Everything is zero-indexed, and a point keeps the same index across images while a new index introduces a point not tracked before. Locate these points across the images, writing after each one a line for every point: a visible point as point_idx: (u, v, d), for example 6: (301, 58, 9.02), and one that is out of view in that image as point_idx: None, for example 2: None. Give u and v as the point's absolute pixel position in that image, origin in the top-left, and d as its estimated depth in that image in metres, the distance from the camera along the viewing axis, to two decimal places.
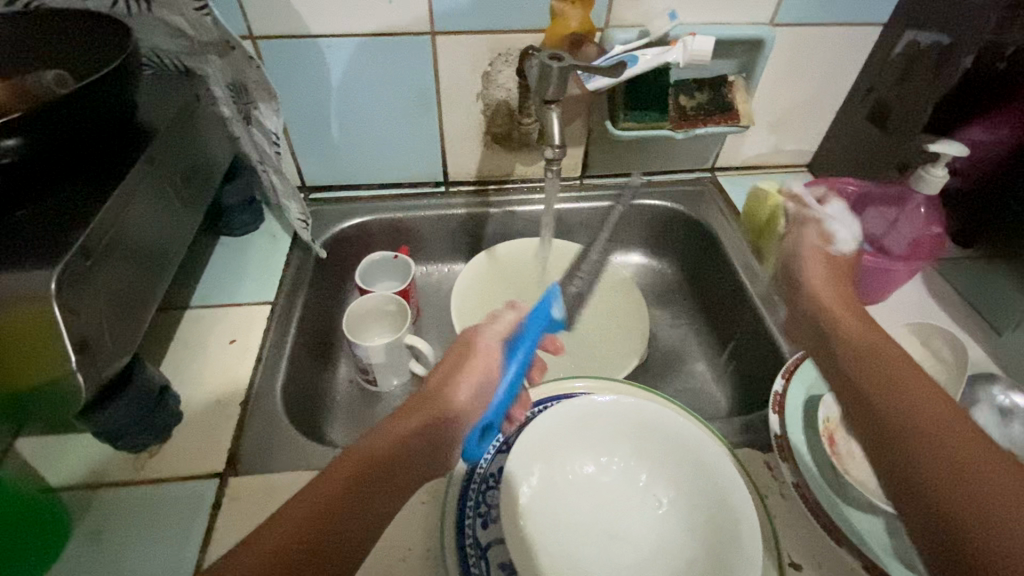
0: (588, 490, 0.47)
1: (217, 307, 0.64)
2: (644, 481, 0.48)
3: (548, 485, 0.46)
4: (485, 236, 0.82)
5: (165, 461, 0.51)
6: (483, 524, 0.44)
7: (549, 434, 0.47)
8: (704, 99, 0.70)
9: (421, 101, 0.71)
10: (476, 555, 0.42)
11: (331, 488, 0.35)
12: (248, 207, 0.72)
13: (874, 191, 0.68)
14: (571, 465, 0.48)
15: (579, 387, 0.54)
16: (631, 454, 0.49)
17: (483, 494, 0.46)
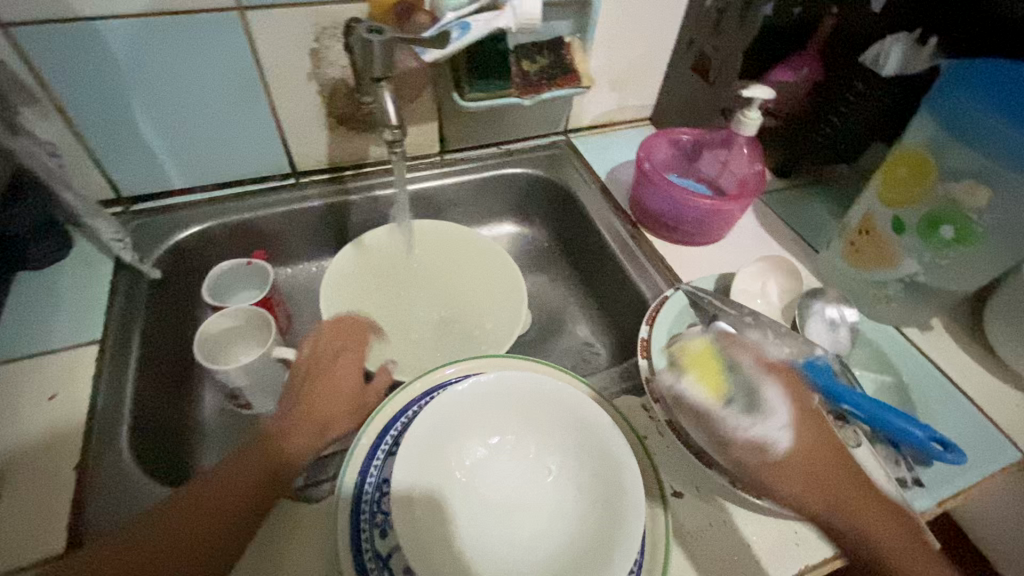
0: (483, 474, 0.46)
1: (25, 359, 0.54)
2: (533, 451, 0.48)
3: (444, 481, 0.44)
4: (349, 226, 0.78)
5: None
6: (382, 533, 0.42)
7: (438, 425, 0.45)
8: (545, 63, 0.71)
9: (243, 85, 0.63)
10: (378, 567, 0.41)
11: (218, 480, 0.40)
12: (48, 234, 0.60)
13: (706, 137, 0.75)
14: (463, 451, 0.46)
15: (452, 373, 0.53)
16: (519, 427, 0.48)
17: (378, 504, 0.44)
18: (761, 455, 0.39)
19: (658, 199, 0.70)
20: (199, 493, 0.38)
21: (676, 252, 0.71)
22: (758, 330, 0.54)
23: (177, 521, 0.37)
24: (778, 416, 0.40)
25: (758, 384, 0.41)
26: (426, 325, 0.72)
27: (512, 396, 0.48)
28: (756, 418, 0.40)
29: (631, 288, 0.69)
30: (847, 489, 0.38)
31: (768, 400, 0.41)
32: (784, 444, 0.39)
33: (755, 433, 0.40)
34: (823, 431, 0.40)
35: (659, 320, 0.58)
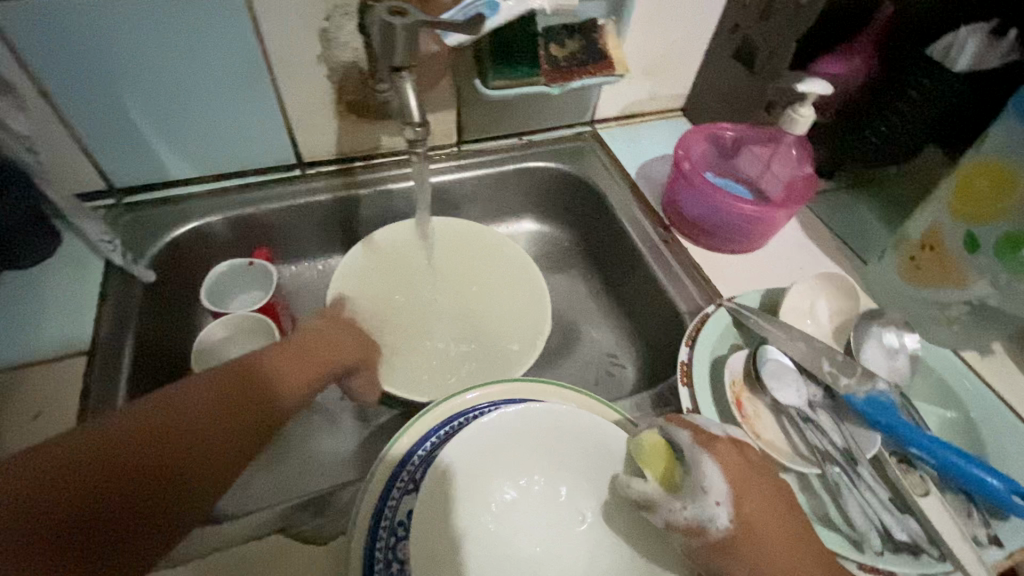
0: (512, 519, 0.41)
1: (8, 370, 0.49)
2: (565, 494, 0.42)
3: (467, 527, 0.39)
4: (358, 222, 0.73)
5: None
6: None
7: (463, 461, 0.40)
8: (576, 48, 0.64)
9: (245, 69, 0.57)
10: None
11: (219, 388, 0.39)
12: (35, 232, 0.53)
13: (750, 133, 0.69)
14: (489, 492, 0.41)
15: (474, 399, 0.48)
16: (550, 465, 0.43)
17: (393, 549, 0.39)
18: (698, 537, 0.37)
19: (695, 201, 0.64)
20: (202, 391, 0.38)
21: (712, 260, 0.66)
22: (811, 357, 0.49)
23: (176, 415, 0.36)
24: (715, 493, 0.38)
25: (698, 457, 0.39)
26: (441, 330, 0.66)
27: (543, 429, 0.43)
28: (690, 498, 0.38)
29: (663, 299, 0.64)
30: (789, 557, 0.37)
31: (703, 475, 0.38)
32: (722, 522, 0.37)
33: (687, 516, 0.37)
34: (760, 500, 0.39)
35: (700, 341, 0.52)
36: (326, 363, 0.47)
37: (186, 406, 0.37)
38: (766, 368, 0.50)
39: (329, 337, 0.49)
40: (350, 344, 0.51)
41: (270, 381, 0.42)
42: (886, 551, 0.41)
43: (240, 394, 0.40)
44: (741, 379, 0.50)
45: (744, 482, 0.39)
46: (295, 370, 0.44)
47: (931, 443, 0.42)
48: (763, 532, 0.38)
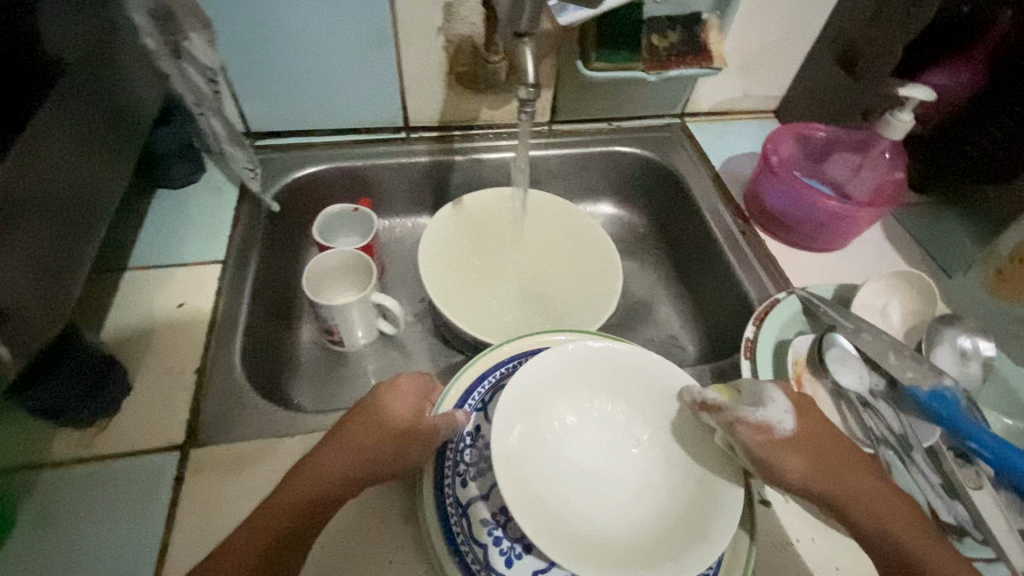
0: (570, 442, 0.45)
1: (159, 268, 0.59)
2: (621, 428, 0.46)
3: (532, 437, 0.44)
4: (450, 186, 0.79)
5: (113, 438, 0.47)
6: (463, 481, 0.44)
7: (532, 386, 0.45)
8: (677, 39, 0.68)
9: (375, 35, 0.64)
10: (456, 513, 0.43)
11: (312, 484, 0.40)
12: (186, 155, 0.65)
13: (842, 138, 0.70)
14: (551, 414, 0.45)
15: (563, 340, 0.53)
16: (608, 401, 0.47)
17: (462, 453, 0.45)
18: (767, 433, 0.40)
19: (778, 195, 0.66)
20: (292, 489, 0.40)
21: (788, 256, 0.67)
22: (879, 348, 0.50)
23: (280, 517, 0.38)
24: (781, 403, 0.42)
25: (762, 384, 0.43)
26: (512, 291, 0.72)
27: (606, 369, 0.47)
28: (760, 406, 0.41)
29: (734, 286, 0.66)
30: (858, 483, 0.41)
31: (767, 393, 0.42)
32: (788, 426, 0.41)
33: (760, 418, 0.41)
34: (817, 421, 0.43)
35: (768, 322, 0.55)
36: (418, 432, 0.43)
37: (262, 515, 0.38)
38: (830, 353, 0.52)
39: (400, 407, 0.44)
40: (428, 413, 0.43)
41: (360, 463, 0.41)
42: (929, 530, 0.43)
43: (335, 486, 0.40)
44: (804, 360, 0.52)
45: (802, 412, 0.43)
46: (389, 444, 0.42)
47: (985, 435, 0.43)
48: (828, 457, 0.41)
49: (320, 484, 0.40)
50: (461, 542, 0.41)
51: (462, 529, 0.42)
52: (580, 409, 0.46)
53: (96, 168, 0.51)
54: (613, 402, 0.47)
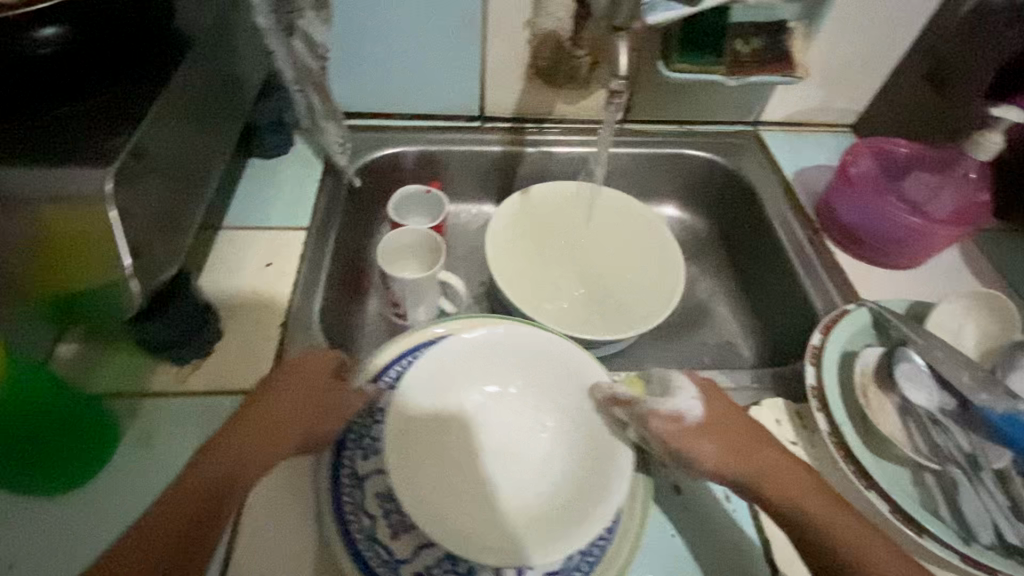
0: (484, 423, 0.50)
1: (251, 229, 0.63)
2: (535, 414, 0.50)
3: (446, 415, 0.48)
4: (518, 176, 0.81)
5: (211, 376, 0.51)
6: (364, 455, 0.48)
7: (458, 364, 0.49)
8: (759, 46, 0.68)
9: (466, 24, 0.67)
10: (352, 484, 0.46)
11: (240, 442, 0.41)
12: (280, 128, 0.70)
13: (925, 155, 0.68)
14: (462, 397, 0.49)
15: (442, 331, 0.56)
16: (527, 386, 0.50)
17: (369, 427, 0.49)
18: (679, 421, 0.45)
19: (853, 210, 0.66)
20: (224, 446, 0.41)
21: (858, 270, 0.66)
22: (951, 366, 0.50)
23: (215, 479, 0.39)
24: (686, 389, 0.47)
25: (670, 372, 0.48)
26: (574, 282, 0.73)
27: (509, 355, 0.51)
28: (668, 397, 0.46)
29: (799, 295, 0.65)
30: (790, 483, 0.44)
31: (676, 387, 0.47)
32: (696, 412, 0.45)
33: (669, 407, 0.45)
34: (721, 411, 0.46)
35: (835, 331, 0.54)
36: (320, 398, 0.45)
37: (201, 473, 0.39)
38: (900, 368, 0.51)
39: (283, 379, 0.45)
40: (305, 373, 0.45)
41: (280, 422, 0.43)
42: (993, 549, 0.44)
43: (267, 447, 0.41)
44: (871, 372, 0.52)
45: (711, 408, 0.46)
46: (293, 406, 0.43)
47: None
48: (739, 453, 0.44)
49: (252, 446, 0.41)
50: (348, 513, 0.45)
51: (353, 500, 0.45)
52: (489, 390, 0.50)
53: (212, 133, 0.55)
54: (527, 387, 0.50)
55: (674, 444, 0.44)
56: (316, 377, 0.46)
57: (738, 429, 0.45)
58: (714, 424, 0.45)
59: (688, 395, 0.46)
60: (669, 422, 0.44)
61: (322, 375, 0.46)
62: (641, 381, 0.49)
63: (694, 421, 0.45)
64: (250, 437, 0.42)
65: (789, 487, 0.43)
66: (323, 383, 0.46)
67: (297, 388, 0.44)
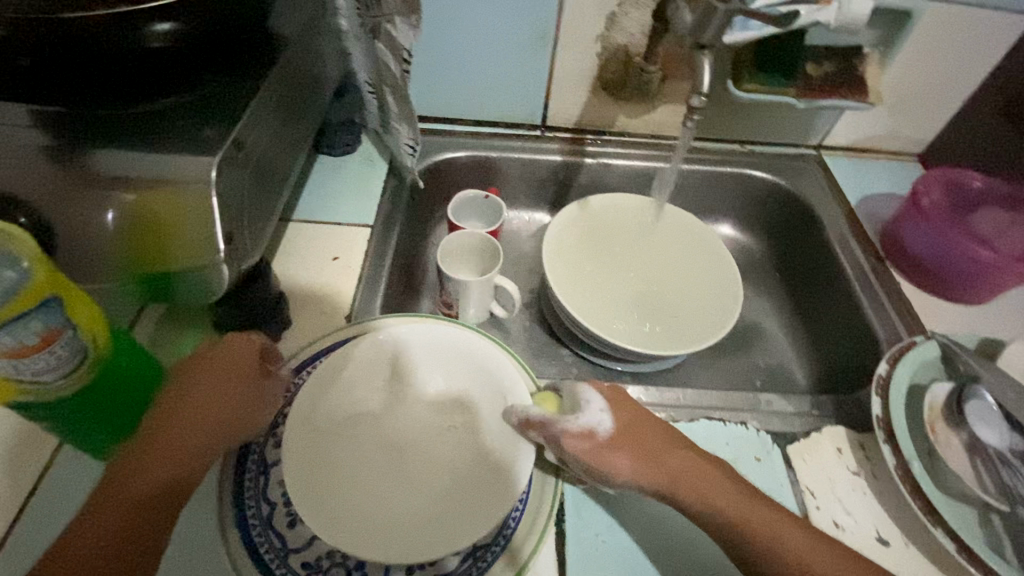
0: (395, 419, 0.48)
1: (317, 222, 0.65)
2: (441, 413, 0.48)
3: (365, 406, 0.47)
4: (574, 186, 0.82)
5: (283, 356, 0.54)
6: (273, 443, 0.45)
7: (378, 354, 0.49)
8: (832, 70, 0.68)
9: (538, 35, 0.69)
10: (255, 472, 0.44)
11: (171, 444, 0.38)
12: (349, 127, 0.72)
13: (997, 190, 0.67)
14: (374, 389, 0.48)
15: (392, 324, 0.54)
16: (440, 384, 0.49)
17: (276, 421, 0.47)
18: (590, 437, 0.43)
19: (922, 239, 0.64)
20: (144, 451, 0.38)
21: (923, 301, 0.64)
22: None
23: (139, 483, 0.37)
24: (597, 404, 0.45)
25: (575, 387, 0.47)
26: (624, 297, 0.73)
27: (439, 349, 0.50)
28: (574, 413, 0.44)
29: (859, 323, 0.64)
30: (722, 501, 0.43)
31: (582, 401, 0.45)
32: (607, 427, 0.44)
33: (580, 424, 0.43)
34: (637, 429, 0.45)
35: (903, 362, 0.53)
36: (231, 389, 0.41)
37: (130, 474, 0.37)
38: (969, 405, 0.50)
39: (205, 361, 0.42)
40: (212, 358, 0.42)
41: (202, 414, 0.40)
42: None
43: (189, 447, 0.39)
44: (939, 408, 0.50)
45: (628, 432, 0.45)
46: (222, 403, 0.41)
47: None
48: (649, 458, 0.44)
49: (180, 449, 0.38)
50: (246, 502, 0.42)
51: (254, 485, 0.43)
52: (437, 386, 0.49)
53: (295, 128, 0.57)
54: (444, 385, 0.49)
55: (585, 460, 0.43)
56: (219, 364, 0.42)
57: (643, 439, 0.45)
58: (621, 441, 0.44)
59: (591, 406, 0.45)
60: (581, 439, 0.43)
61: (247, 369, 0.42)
62: (552, 397, 0.47)
63: (606, 434, 0.44)
64: (175, 439, 0.39)
65: (725, 506, 0.42)
66: (244, 365, 0.42)
67: (206, 379, 0.41)
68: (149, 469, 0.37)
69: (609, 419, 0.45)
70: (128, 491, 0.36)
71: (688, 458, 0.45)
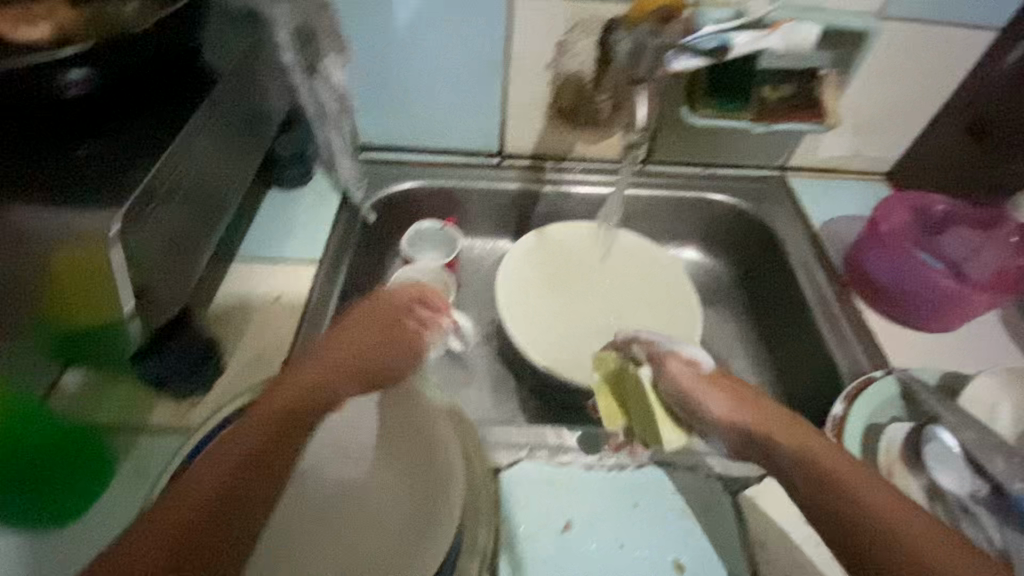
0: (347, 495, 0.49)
1: (261, 260, 0.63)
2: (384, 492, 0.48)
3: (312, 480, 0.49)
4: (535, 214, 0.80)
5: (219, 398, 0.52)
6: None
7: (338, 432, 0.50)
8: (789, 93, 0.66)
9: (489, 63, 0.67)
10: None
11: (283, 395, 0.39)
12: (300, 160, 0.71)
13: (965, 210, 0.65)
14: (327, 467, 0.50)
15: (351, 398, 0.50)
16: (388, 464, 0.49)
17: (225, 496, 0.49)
18: (692, 367, 0.47)
19: (882, 264, 0.62)
20: (256, 412, 0.38)
21: (887, 330, 0.62)
22: (986, 449, 0.47)
23: (255, 437, 0.36)
24: (691, 348, 0.50)
25: (676, 341, 0.51)
26: (584, 328, 0.71)
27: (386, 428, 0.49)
28: (690, 348, 0.50)
29: (822, 354, 0.62)
30: (859, 488, 0.37)
31: (678, 347, 0.50)
32: (705, 363, 0.48)
33: (681, 363, 0.47)
34: (728, 387, 0.46)
35: (860, 400, 0.51)
36: (397, 350, 0.45)
37: (247, 424, 0.37)
38: (928, 449, 0.48)
39: (356, 324, 0.46)
40: (349, 325, 0.46)
41: (331, 368, 0.41)
42: None
43: (302, 394, 0.39)
44: (896, 451, 0.48)
45: (725, 383, 0.46)
46: (354, 358, 0.43)
47: None
48: (780, 439, 0.41)
49: (287, 407, 0.38)
50: None
51: None
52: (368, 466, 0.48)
53: (229, 166, 0.55)
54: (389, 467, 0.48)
55: (687, 383, 0.46)
56: (376, 331, 0.46)
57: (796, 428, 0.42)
58: (723, 410, 0.44)
59: (694, 351, 0.49)
60: (694, 377, 0.46)
61: (406, 330, 0.47)
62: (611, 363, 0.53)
63: (679, 379, 0.46)
64: (278, 392, 0.39)
65: (870, 502, 0.37)
66: (369, 332, 0.45)
67: (352, 338, 0.44)
68: (259, 428, 0.37)
69: (685, 371, 0.47)
70: (240, 446, 0.36)
71: (809, 439, 0.41)
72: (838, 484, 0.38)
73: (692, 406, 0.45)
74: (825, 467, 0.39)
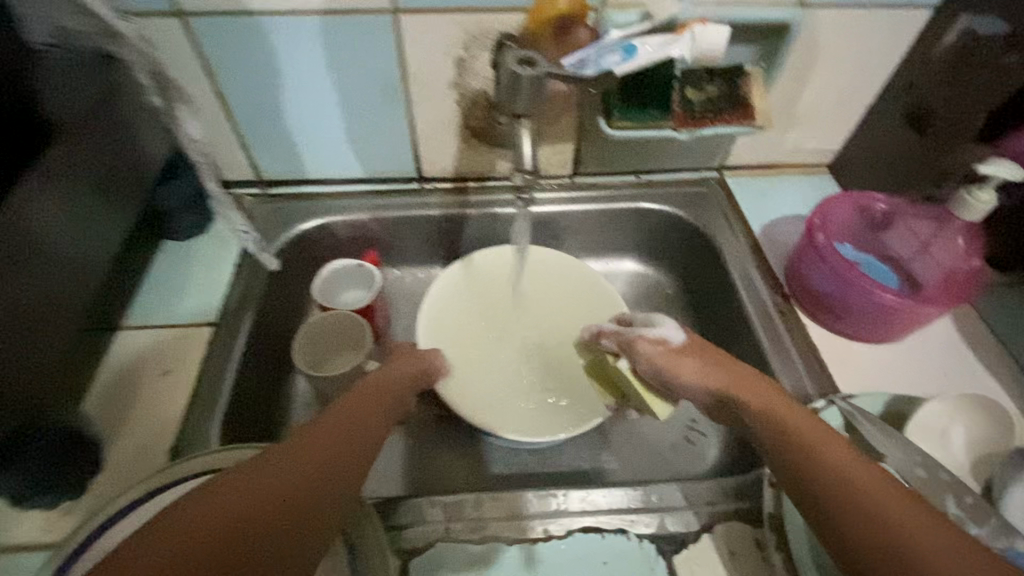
0: None
1: (149, 329, 0.57)
2: None
3: None
4: (463, 238, 0.75)
5: (95, 501, 0.47)
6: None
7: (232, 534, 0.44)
8: (715, 94, 0.60)
9: (386, 86, 0.61)
10: None
11: (344, 417, 0.40)
12: (193, 206, 0.63)
13: (907, 207, 0.61)
14: None
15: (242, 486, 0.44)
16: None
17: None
18: (663, 344, 0.48)
19: (821, 277, 0.58)
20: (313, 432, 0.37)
21: (831, 344, 0.58)
22: (936, 491, 0.42)
23: (317, 451, 0.36)
24: (659, 320, 0.51)
25: (647, 318, 0.53)
26: (516, 363, 0.66)
27: None
28: (660, 326, 0.50)
29: (766, 376, 0.58)
30: (856, 470, 0.34)
31: (657, 320, 0.51)
32: (678, 337, 0.48)
33: (656, 334, 0.49)
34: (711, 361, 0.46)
35: None
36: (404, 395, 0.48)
37: (311, 432, 0.37)
38: None
39: (382, 381, 0.48)
40: (384, 377, 0.49)
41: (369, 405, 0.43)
42: None
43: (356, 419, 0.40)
44: None
45: (702, 358, 0.46)
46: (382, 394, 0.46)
47: None
48: (763, 418, 0.40)
49: (345, 424, 0.39)
50: None
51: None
52: None
53: (90, 240, 0.50)
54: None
55: (659, 364, 0.47)
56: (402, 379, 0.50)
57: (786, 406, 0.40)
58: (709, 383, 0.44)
59: (668, 324, 0.50)
60: (667, 350, 0.47)
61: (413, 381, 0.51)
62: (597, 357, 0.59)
63: (653, 357, 0.47)
64: (345, 417, 0.40)
65: (866, 482, 0.33)
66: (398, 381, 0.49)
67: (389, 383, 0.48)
68: (313, 440, 0.36)
69: (653, 353, 0.48)
70: (303, 449, 0.35)
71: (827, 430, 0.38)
72: (838, 470, 0.34)
73: (673, 377, 0.46)
74: (830, 451, 0.36)
